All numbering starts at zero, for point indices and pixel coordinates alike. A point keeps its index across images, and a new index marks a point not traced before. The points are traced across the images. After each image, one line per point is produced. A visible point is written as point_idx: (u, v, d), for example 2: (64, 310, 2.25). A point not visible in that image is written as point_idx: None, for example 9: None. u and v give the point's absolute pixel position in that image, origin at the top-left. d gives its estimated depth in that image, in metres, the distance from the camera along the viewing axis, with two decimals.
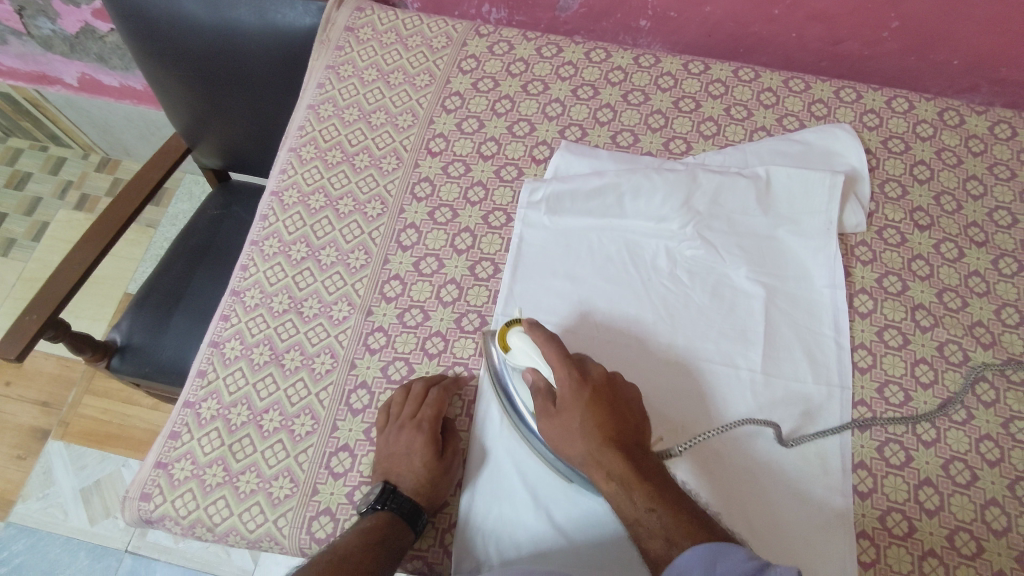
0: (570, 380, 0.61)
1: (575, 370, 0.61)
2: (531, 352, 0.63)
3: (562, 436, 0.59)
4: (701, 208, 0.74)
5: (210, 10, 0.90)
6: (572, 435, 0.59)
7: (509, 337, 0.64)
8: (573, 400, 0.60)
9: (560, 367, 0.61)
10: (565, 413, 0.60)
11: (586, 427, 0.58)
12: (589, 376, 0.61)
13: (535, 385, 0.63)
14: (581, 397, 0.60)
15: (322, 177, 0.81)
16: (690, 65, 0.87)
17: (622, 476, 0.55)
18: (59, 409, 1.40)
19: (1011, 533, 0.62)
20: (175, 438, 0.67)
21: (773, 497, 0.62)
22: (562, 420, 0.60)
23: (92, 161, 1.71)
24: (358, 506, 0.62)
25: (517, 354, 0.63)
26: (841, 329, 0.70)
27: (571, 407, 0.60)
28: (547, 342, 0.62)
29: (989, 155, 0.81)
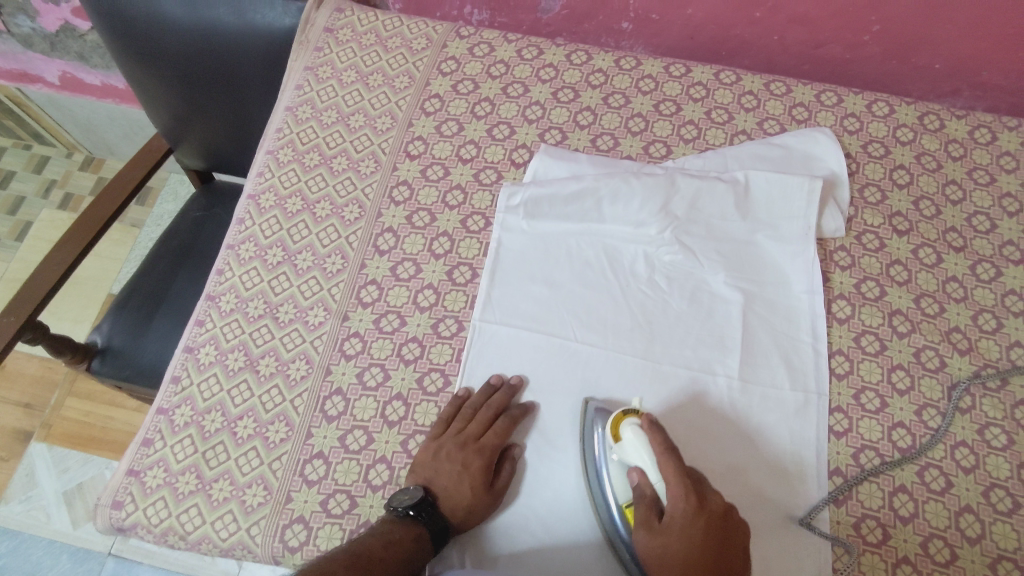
0: (687, 501, 0.54)
1: (695, 494, 0.55)
2: (643, 454, 0.56)
3: (659, 557, 0.54)
4: (679, 213, 0.73)
5: (187, 10, 0.89)
6: (671, 559, 0.54)
7: (623, 426, 0.59)
8: (681, 528, 0.54)
9: (679, 489, 0.54)
10: (670, 532, 0.54)
11: (691, 557, 0.53)
12: (706, 501, 0.55)
13: (641, 490, 0.56)
14: (694, 524, 0.54)
15: (299, 180, 0.80)
16: (670, 68, 0.86)
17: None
18: (42, 410, 1.39)
19: (985, 540, 0.62)
20: (148, 445, 0.67)
21: (762, 480, 0.64)
22: (666, 541, 0.54)
23: (76, 161, 1.69)
24: (394, 501, 0.59)
25: (626, 448, 0.58)
26: (819, 336, 0.70)
27: (676, 532, 0.54)
28: (668, 455, 0.55)
29: (969, 160, 0.81)
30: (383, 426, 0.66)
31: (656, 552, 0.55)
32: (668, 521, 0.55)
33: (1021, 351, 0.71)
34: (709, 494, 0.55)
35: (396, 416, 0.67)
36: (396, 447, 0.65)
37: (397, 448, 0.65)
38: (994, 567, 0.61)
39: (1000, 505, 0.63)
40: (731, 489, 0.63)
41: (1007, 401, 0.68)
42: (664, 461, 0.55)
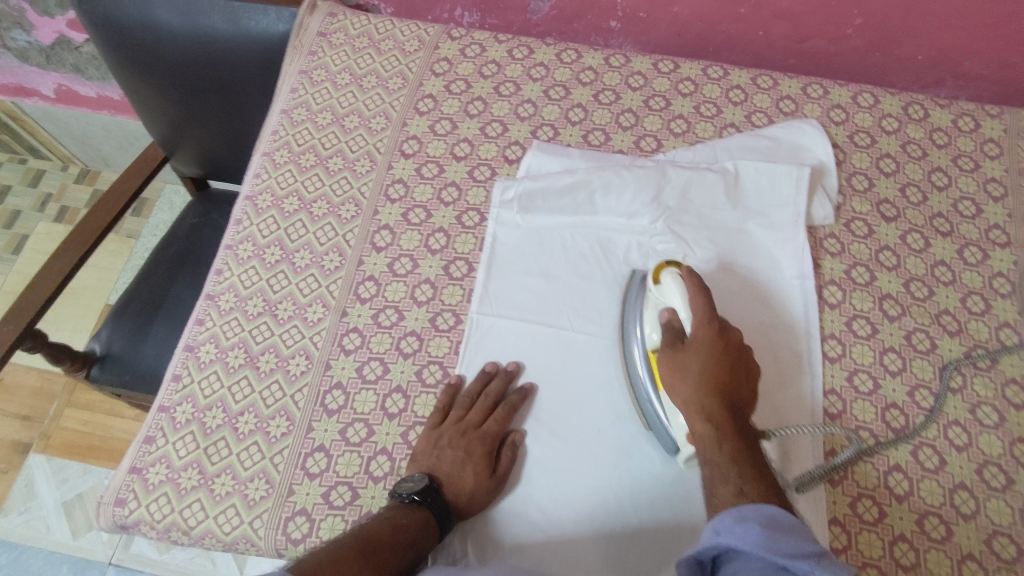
0: (710, 327, 0.60)
1: (717, 323, 0.60)
2: (675, 291, 0.62)
3: (679, 372, 0.59)
4: (671, 203, 0.75)
5: (184, 19, 0.91)
6: (688, 373, 0.59)
7: (663, 271, 0.65)
8: (704, 347, 0.59)
9: (704, 317, 0.60)
10: (690, 351, 0.60)
11: (706, 372, 0.58)
12: (727, 332, 0.60)
13: (669, 324, 0.62)
14: (714, 345, 0.59)
15: (296, 181, 0.81)
16: (659, 64, 0.88)
17: (721, 425, 0.56)
18: (41, 421, 1.39)
19: (980, 516, 0.63)
20: (149, 442, 0.67)
21: (783, 344, 0.70)
22: (686, 360, 0.59)
23: (72, 174, 1.70)
24: (399, 490, 0.60)
25: (664, 290, 0.64)
26: (811, 318, 0.71)
27: (697, 349, 0.59)
28: (698, 292, 0.61)
29: (953, 147, 0.83)
30: (383, 418, 0.67)
31: (675, 368, 0.60)
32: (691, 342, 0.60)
33: (1010, 332, 0.72)
34: (730, 329, 0.61)
35: (396, 408, 0.67)
36: (396, 438, 0.66)
37: (398, 439, 0.66)
38: (989, 542, 0.62)
39: (994, 481, 0.64)
40: (758, 347, 0.69)
41: (997, 380, 0.69)
42: (693, 294, 0.61)
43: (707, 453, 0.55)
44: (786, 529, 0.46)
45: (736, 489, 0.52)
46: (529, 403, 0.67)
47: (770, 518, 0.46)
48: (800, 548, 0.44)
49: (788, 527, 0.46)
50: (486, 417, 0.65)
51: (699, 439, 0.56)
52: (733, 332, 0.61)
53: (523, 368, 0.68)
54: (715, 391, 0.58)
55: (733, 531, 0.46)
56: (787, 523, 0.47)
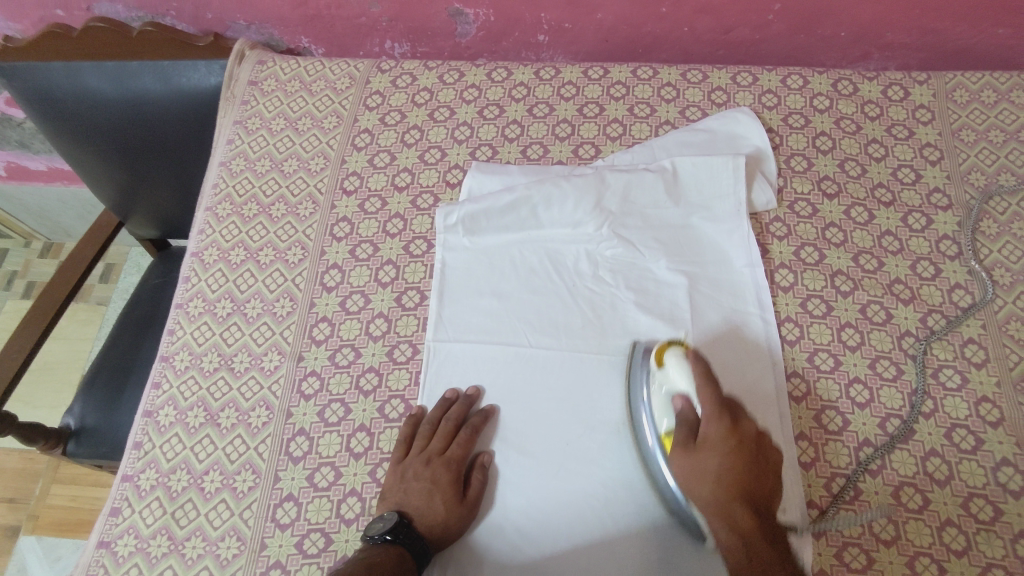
0: (721, 422, 0.57)
1: (728, 416, 0.58)
2: (685, 378, 0.60)
3: (694, 475, 0.57)
4: (613, 207, 0.75)
5: (114, 83, 0.93)
6: (704, 477, 0.56)
7: (668, 355, 0.62)
8: (718, 445, 0.57)
9: (713, 411, 0.58)
10: (704, 451, 0.57)
11: (722, 471, 0.56)
12: (740, 425, 0.58)
13: (682, 415, 0.59)
14: (731, 442, 0.57)
15: (240, 232, 0.81)
16: (589, 72, 0.89)
17: (747, 533, 0.54)
18: (26, 503, 1.36)
19: (954, 481, 0.63)
20: (116, 514, 0.66)
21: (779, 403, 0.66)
22: (701, 459, 0.57)
23: (35, 248, 1.69)
24: (370, 530, 0.59)
25: (671, 376, 0.61)
26: (777, 372, 0.68)
27: (710, 450, 0.57)
28: (705, 380, 0.59)
29: (886, 118, 0.84)
30: (350, 459, 0.66)
31: (692, 470, 0.57)
32: (703, 441, 0.57)
33: (962, 293, 0.72)
34: (743, 419, 0.58)
35: (361, 447, 0.67)
36: (364, 478, 0.65)
37: (366, 479, 0.65)
38: (966, 505, 0.62)
39: (964, 444, 0.64)
40: (758, 414, 0.65)
41: (955, 341, 0.69)
42: (701, 384, 0.59)
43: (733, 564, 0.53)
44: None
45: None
46: (492, 424, 0.67)
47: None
48: None
49: None
50: (449, 443, 0.65)
51: (728, 549, 0.54)
52: (746, 424, 0.58)
53: (483, 391, 0.68)
54: (735, 494, 0.55)
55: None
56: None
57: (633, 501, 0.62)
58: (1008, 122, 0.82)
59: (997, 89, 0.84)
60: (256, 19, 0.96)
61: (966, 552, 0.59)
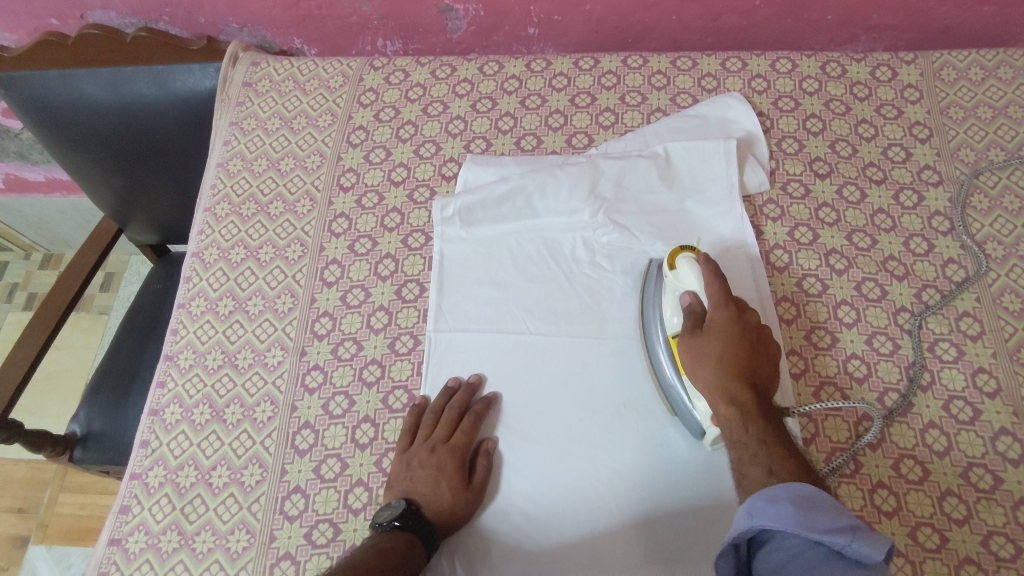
0: (726, 309, 0.60)
1: (734, 306, 0.61)
2: (695, 278, 0.63)
3: (700, 357, 0.59)
4: (607, 194, 0.76)
5: (111, 90, 0.95)
6: (706, 356, 0.59)
7: (678, 258, 0.64)
8: (722, 330, 0.59)
9: (720, 300, 0.61)
10: (709, 334, 0.60)
11: (727, 352, 0.58)
12: (744, 313, 0.61)
13: (690, 309, 0.62)
14: (734, 327, 0.59)
15: (239, 231, 0.82)
16: (580, 62, 0.90)
17: (745, 406, 0.56)
18: (36, 512, 1.37)
19: (953, 451, 0.63)
20: (126, 511, 0.67)
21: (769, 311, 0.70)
22: (705, 343, 0.60)
23: (35, 260, 1.69)
24: (379, 519, 0.59)
25: (681, 277, 0.64)
26: (759, 279, 0.72)
27: (715, 333, 0.60)
28: (714, 276, 0.62)
29: (875, 98, 0.85)
30: (355, 450, 0.67)
31: (698, 353, 0.59)
32: (709, 326, 0.60)
33: (956, 268, 0.73)
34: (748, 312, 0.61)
35: (366, 438, 0.67)
36: (370, 468, 0.66)
37: (372, 468, 0.66)
38: (966, 475, 0.62)
39: (962, 415, 0.65)
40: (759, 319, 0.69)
41: (950, 315, 0.70)
42: (709, 278, 0.62)
43: (732, 434, 0.55)
44: (818, 507, 0.47)
45: (767, 468, 0.52)
46: (495, 409, 0.67)
47: (801, 494, 0.47)
48: (835, 523, 0.45)
49: (821, 501, 0.47)
50: (454, 430, 0.65)
51: (728, 425, 0.56)
52: (751, 315, 0.61)
53: (485, 378, 0.69)
54: (738, 373, 0.57)
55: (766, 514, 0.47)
56: (822, 498, 0.48)
57: (636, 483, 0.63)
58: (996, 98, 0.83)
59: (984, 66, 0.85)
60: (249, 22, 0.97)
61: (967, 521, 0.60)
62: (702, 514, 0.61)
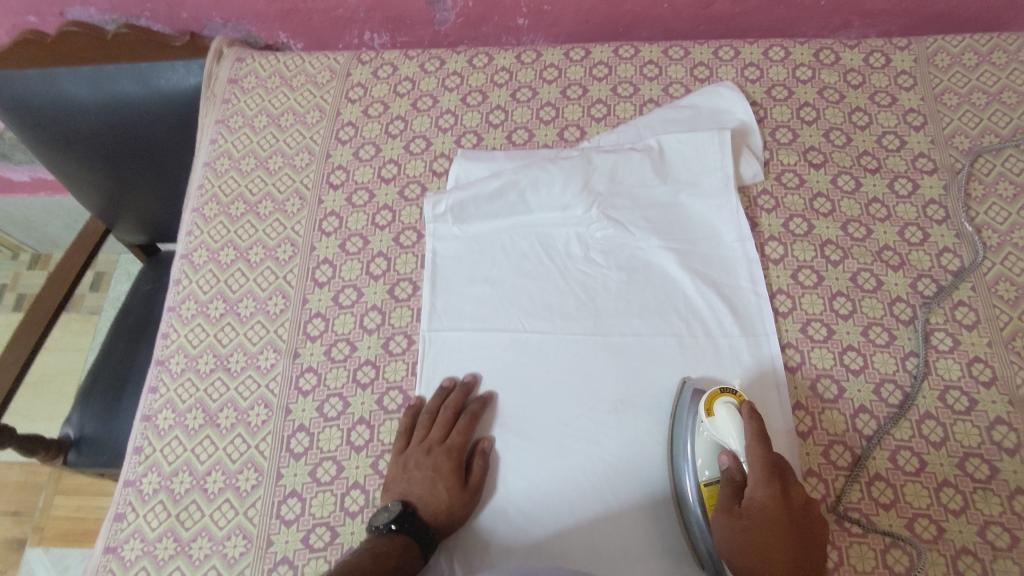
0: (769, 486, 0.54)
1: (779, 481, 0.54)
2: (735, 434, 0.57)
3: (738, 538, 0.54)
4: (601, 188, 0.75)
5: (93, 88, 0.92)
6: (747, 543, 0.54)
7: (717, 404, 0.59)
8: (765, 512, 0.54)
9: (762, 475, 0.54)
10: (749, 514, 0.54)
11: (768, 540, 0.53)
12: (790, 489, 0.55)
13: (728, 474, 0.57)
14: (777, 507, 0.54)
15: (228, 232, 0.81)
16: (571, 53, 0.88)
17: None
18: (31, 515, 1.36)
19: (950, 442, 0.63)
20: (120, 519, 0.66)
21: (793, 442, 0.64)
22: (745, 525, 0.54)
23: (23, 260, 1.67)
24: (375, 522, 0.59)
25: (721, 428, 0.58)
26: (786, 410, 0.65)
27: (757, 514, 0.54)
28: (756, 440, 0.56)
29: (869, 85, 0.84)
30: (352, 452, 0.66)
31: (735, 533, 0.54)
32: (749, 503, 0.55)
33: (951, 256, 0.73)
34: (794, 485, 0.55)
35: (362, 440, 0.67)
36: (367, 470, 0.65)
37: (369, 471, 0.65)
38: (962, 465, 0.62)
39: (957, 405, 0.65)
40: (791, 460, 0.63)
41: (946, 304, 0.70)
42: (751, 444, 0.56)
43: None
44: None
45: None
46: (492, 411, 0.67)
47: None
48: None
49: None
50: (449, 431, 0.65)
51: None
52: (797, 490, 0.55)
53: (480, 377, 0.68)
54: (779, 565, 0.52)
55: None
56: None
57: (633, 474, 0.63)
58: (990, 84, 0.82)
59: (978, 51, 0.84)
60: (232, 16, 0.95)
61: (963, 512, 0.60)
62: None
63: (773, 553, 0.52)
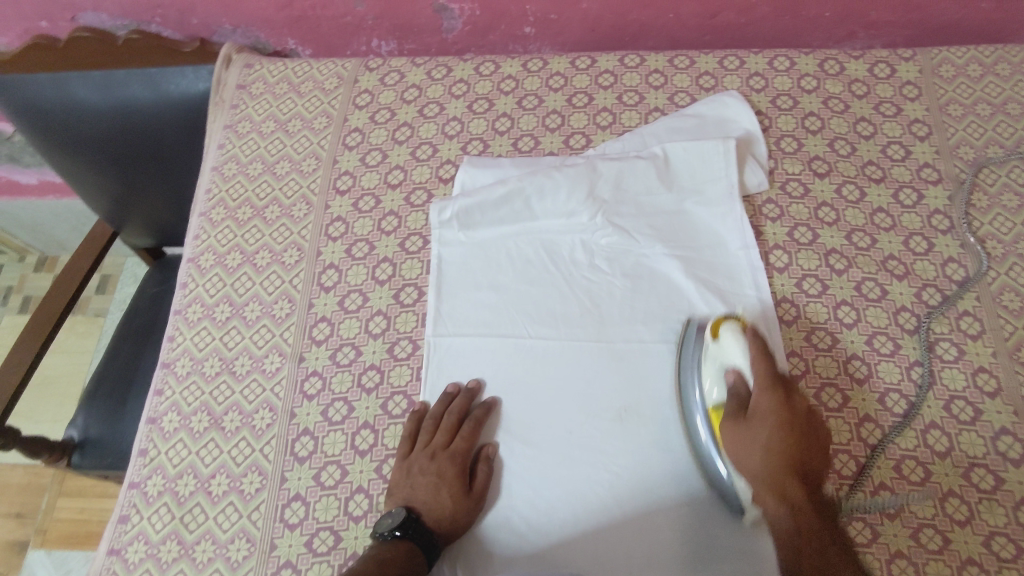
0: (773, 395, 0.58)
1: (781, 390, 0.58)
2: (741, 353, 0.61)
3: (745, 444, 0.58)
4: (606, 196, 0.75)
5: (103, 93, 0.94)
6: (754, 446, 0.57)
7: (722, 328, 0.63)
8: (770, 416, 0.58)
9: (765, 384, 0.59)
10: (755, 420, 0.58)
11: (772, 443, 0.57)
12: (792, 398, 0.59)
13: (733, 388, 0.60)
14: (781, 413, 0.58)
15: (235, 236, 0.81)
16: (577, 62, 0.89)
17: (796, 503, 0.55)
18: (34, 517, 1.36)
19: (955, 452, 0.63)
20: (125, 521, 0.67)
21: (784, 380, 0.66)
22: (751, 431, 0.58)
23: (29, 263, 1.68)
24: (378, 529, 0.59)
25: (726, 349, 0.62)
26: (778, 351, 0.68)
27: (762, 419, 0.58)
28: (760, 355, 0.60)
29: (874, 95, 0.84)
30: (356, 456, 0.67)
31: (743, 438, 0.58)
32: (755, 411, 0.59)
33: (956, 267, 0.73)
34: (795, 395, 0.59)
35: (366, 444, 0.67)
36: (370, 474, 0.66)
37: (373, 475, 0.65)
38: (967, 475, 0.62)
39: (962, 415, 0.65)
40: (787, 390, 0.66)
41: (951, 314, 0.70)
42: (755, 359, 0.60)
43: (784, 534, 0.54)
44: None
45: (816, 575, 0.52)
46: (496, 416, 0.67)
47: None
48: None
49: None
50: (453, 436, 0.65)
51: (777, 520, 0.55)
52: (798, 398, 0.59)
53: (483, 384, 0.68)
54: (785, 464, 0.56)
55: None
56: None
57: (638, 484, 0.62)
58: (995, 95, 0.82)
59: (983, 63, 0.85)
60: (241, 22, 0.96)
61: (968, 522, 0.60)
62: (711, 513, 0.61)
63: (777, 452, 0.57)
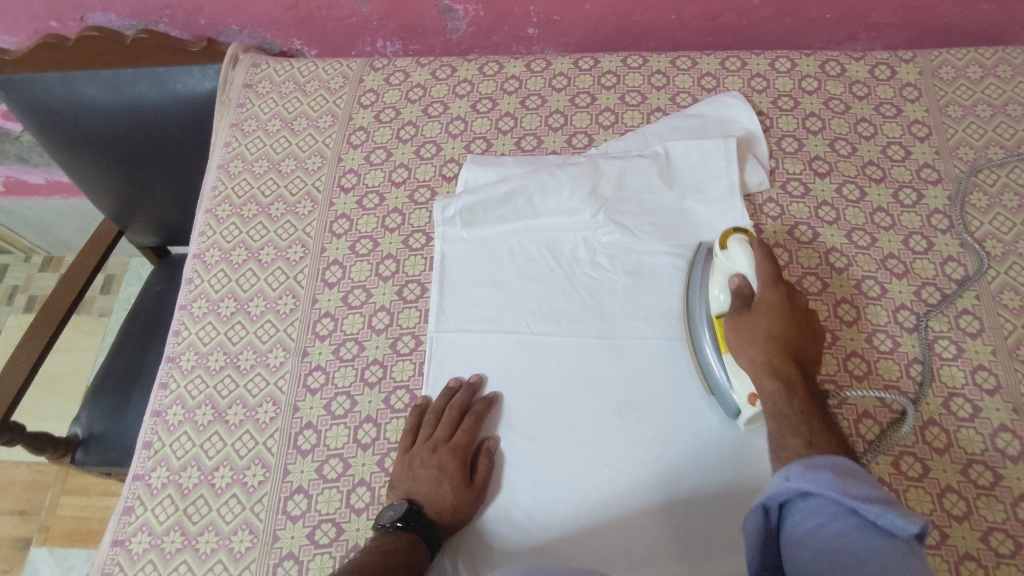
0: (775, 290, 0.61)
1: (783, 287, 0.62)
2: (746, 259, 0.63)
3: (746, 334, 0.61)
4: (608, 193, 0.76)
5: (111, 92, 0.95)
6: (755, 333, 0.61)
7: (729, 239, 0.65)
8: (771, 308, 0.61)
9: (769, 281, 0.62)
10: (758, 311, 0.61)
11: (773, 332, 0.60)
12: (793, 296, 0.62)
13: (738, 290, 0.63)
14: (781, 306, 0.61)
15: (240, 232, 0.82)
16: (580, 62, 0.90)
17: (790, 383, 0.58)
18: (38, 514, 1.37)
19: (953, 448, 0.64)
20: (129, 513, 0.67)
21: None
22: (753, 322, 0.61)
23: (36, 263, 1.69)
24: (380, 521, 0.60)
25: (732, 258, 0.64)
26: None
27: (764, 312, 0.61)
28: (766, 258, 0.63)
29: (874, 97, 0.85)
30: (358, 450, 0.67)
31: (746, 327, 0.61)
32: (758, 304, 0.62)
33: (955, 266, 0.73)
34: (796, 295, 0.62)
35: (368, 438, 0.68)
36: (372, 468, 0.66)
37: (375, 469, 0.66)
38: (966, 472, 0.62)
39: (961, 412, 0.65)
40: None
41: (950, 313, 0.70)
42: (761, 262, 0.63)
43: (777, 407, 0.57)
44: (852, 476, 0.48)
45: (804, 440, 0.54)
46: (497, 410, 0.68)
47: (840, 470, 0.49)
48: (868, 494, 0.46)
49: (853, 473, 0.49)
50: (454, 430, 0.66)
51: (770, 396, 0.58)
52: (798, 297, 0.62)
53: (485, 379, 0.69)
54: (782, 353, 0.59)
55: (800, 478, 0.48)
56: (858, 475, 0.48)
57: (638, 480, 0.63)
58: (995, 97, 0.83)
59: (984, 65, 0.85)
60: (248, 23, 0.97)
61: (966, 517, 0.60)
62: (709, 508, 0.61)
63: (775, 340, 0.60)
